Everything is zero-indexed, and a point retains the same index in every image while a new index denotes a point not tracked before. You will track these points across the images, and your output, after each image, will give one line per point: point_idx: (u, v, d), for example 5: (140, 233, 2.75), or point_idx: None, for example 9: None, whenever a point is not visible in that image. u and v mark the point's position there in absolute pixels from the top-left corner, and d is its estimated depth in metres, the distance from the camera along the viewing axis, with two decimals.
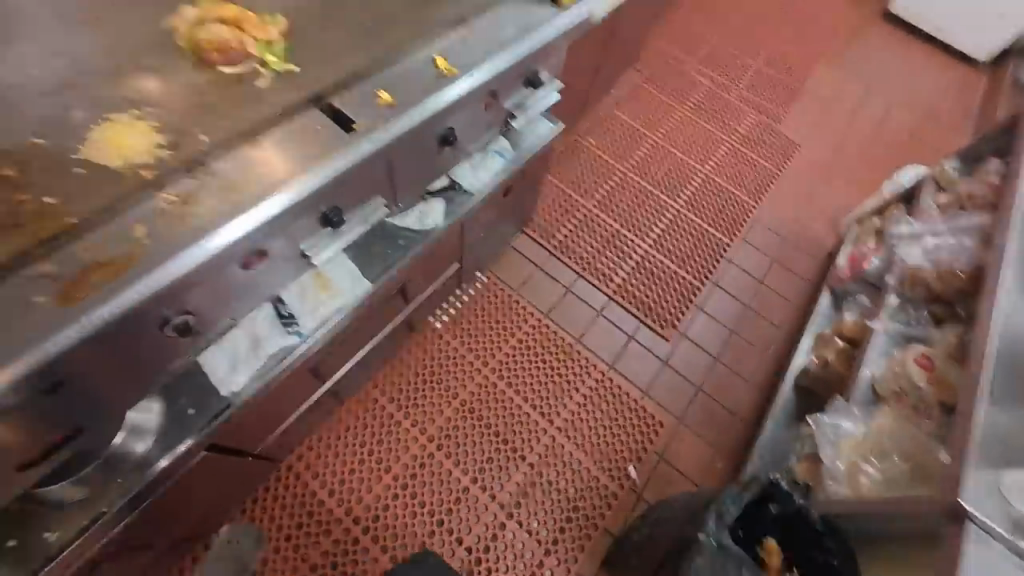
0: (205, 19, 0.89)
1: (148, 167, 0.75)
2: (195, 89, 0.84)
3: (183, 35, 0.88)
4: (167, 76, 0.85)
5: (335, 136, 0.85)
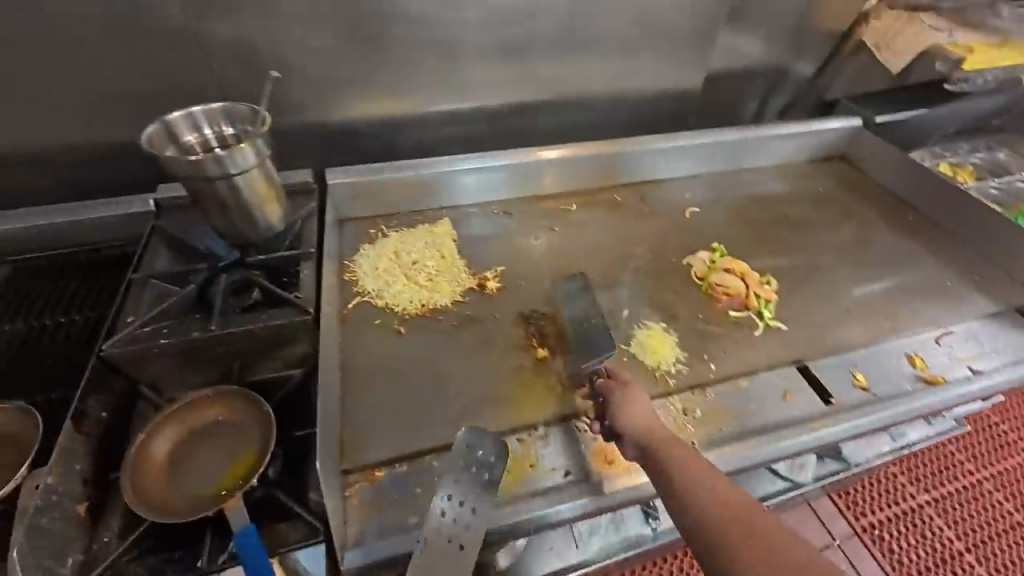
0: (719, 267, 1.09)
1: (673, 374, 0.92)
2: (703, 320, 1.02)
3: (703, 276, 1.09)
4: (687, 303, 1.05)
5: (816, 404, 0.89)
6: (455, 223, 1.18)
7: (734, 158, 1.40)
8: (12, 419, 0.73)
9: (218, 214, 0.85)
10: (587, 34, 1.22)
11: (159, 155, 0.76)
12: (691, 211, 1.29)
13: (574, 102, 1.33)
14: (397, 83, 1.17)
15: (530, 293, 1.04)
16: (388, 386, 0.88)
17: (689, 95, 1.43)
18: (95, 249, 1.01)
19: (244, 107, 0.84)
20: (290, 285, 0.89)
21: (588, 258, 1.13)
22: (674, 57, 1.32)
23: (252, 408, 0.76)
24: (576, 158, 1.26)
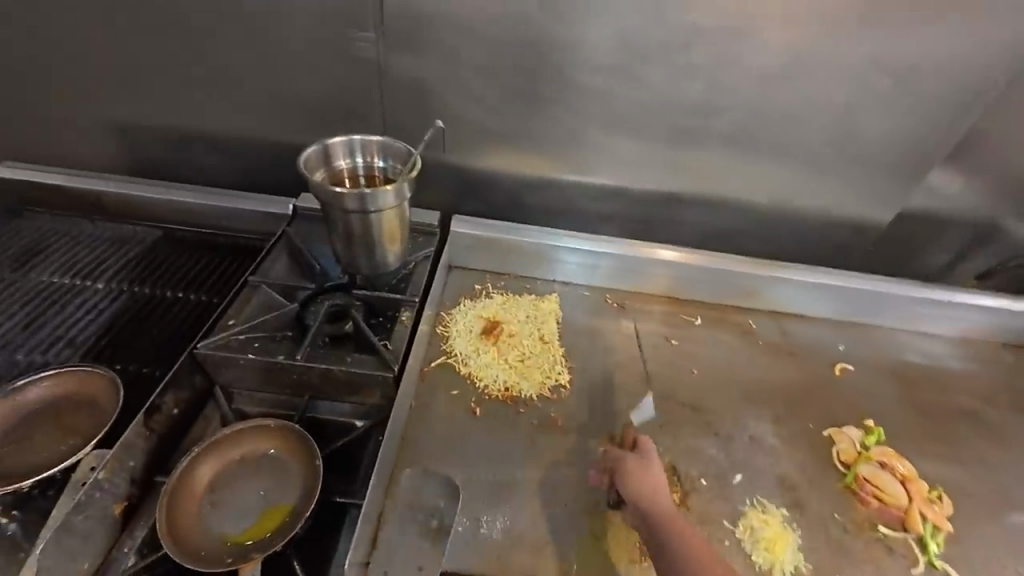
0: (876, 459, 0.86)
1: None
2: (838, 524, 0.80)
3: (850, 464, 0.86)
4: (818, 492, 0.83)
5: None
6: (563, 304, 1.09)
7: (884, 317, 1.15)
8: (103, 384, 0.74)
9: (345, 241, 0.86)
10: (769, 140, 1.10)
11: (310, 181, 0.79)
12: (843, 368, 1.06)
13: (730, 206, 1.20)
14: (548, 149, 1.13)
15: (627, 411, 0.90)
16: (444, 473, 0.79)
17: (867, 230, 1.23)
18: (233, 235, 1.07)
19: (400, 146, 0.83)
20: (384, 330, 0.85)
21: (703, 389, 0.96)
22: (862, 185, 1.16)
23: (302, 452, 0.70)
24: (717, 271, 1.11)
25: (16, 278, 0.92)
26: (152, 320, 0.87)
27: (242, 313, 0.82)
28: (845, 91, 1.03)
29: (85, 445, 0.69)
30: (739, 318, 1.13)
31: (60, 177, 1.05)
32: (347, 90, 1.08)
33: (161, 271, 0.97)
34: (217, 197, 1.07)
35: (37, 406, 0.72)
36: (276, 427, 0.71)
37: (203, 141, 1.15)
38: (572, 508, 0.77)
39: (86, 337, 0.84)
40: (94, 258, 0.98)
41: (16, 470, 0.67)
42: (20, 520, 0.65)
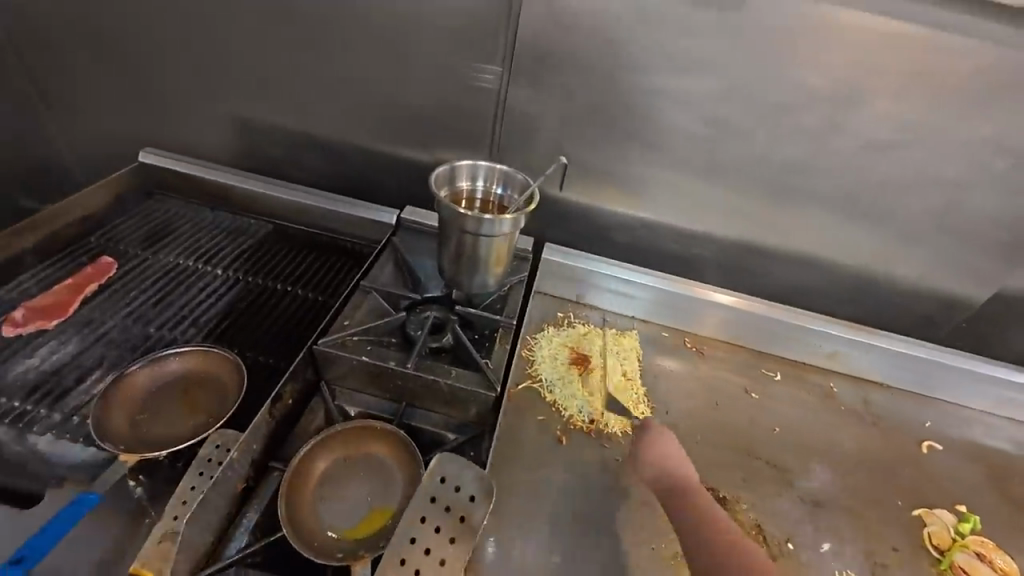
0: (971, 549, 0.84)
1: None
2: None
3: (944, 550, 0.84)
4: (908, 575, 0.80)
5: None
6: (643, 343, 1.10)
7: (969, 398, 1.11)
8: (229, 367, 0.78)
9: (455, 259, 0.90)
10: (870, 204, 1.11)
11: (438, 199, 0.83)
12: (930, 446, 1.02)
13: (816, 264, 1.21)
14: (644, 190, 1.17)
15: (709, 461, 0.90)
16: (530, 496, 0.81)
17: (959, 306, 1.20)
18: (339, 238, 1.14)
19: (521, 177, 0.88)
20: (483, 348, 0.87)
21: (785, 447, 0.95)
22: (960, 260, 1.14)
23: (407, 459, 0.73)
24: (800, 329, 1.11)
25: (146, 255, 0.99)
26: (265, 311, 0.93)
27: (354, 316, 0.87)
28: (956, 166, 1.04)
29: (211, 422, 0.73)
30: (819, 377, 1.12)
31: (193, 167, 1.15)
32: (462, 114, 1.14)
33: (273, 264, 1.04)
34: (329, 202, 1.15)
35: (169, 378, 0.77)
36: (382, 427, 0.74)
37: (319, 148, 1.23)
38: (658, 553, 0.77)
39: (208, 319, 0.90)
40: (214, 244, 1.06)
41: (146, 437, 0.71)
42: (147, 485, 0.68)
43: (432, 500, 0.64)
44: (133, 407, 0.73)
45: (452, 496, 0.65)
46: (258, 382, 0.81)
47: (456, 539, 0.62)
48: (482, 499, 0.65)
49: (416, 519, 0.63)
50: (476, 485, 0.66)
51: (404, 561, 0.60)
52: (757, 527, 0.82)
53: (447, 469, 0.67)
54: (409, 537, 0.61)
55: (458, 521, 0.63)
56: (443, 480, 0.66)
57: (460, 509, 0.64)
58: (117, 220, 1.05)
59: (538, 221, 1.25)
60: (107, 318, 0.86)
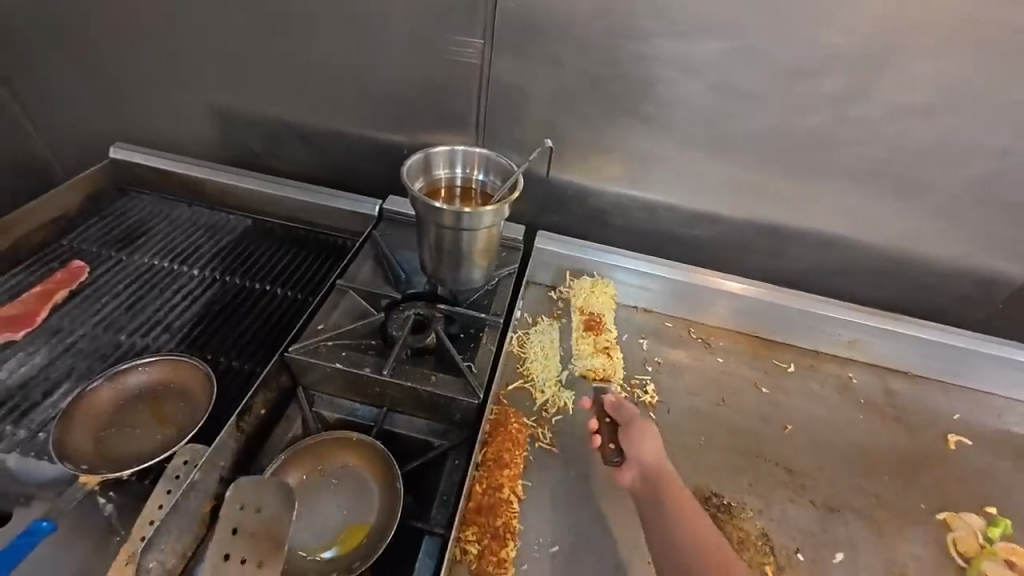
0: (1000, 557, 0.77)
1: None
2: None
3: (970, 557, 0.77)
4: None
5: None
6: (645, 335, 1.03)
7: (1004, 386, 1.02)
8: (198, 377, 0.75)
9: (435, 252, 0.83)
10: (896, 176, 1.00)
11: (412, 188, 0.77)
12: (958, 441, 0.94)
13: (837, 244, 1.10)
14: (645, 170, 1.08)
15: (714, 463, 0.83)
16: (491, 529, 0.69)
17: (996, 287, 1.10)
18: (321, 232, 1.08)
19: (503, 162, 0.81)
20: (467, 349, 0.82)
21: (797, 446, 0.88)
22: (998, 235, 1.03)
23: (383, 471, 0.69)
24: (818, 317, 1.02)
25: (119, 256, 0.95)
26: (242, 313, 0.89)
27: (329, 317, 0.82)
28: (1001, 130, 0.92)
29: (181, 436, 0.70)
30: (836, 366, 1.04)
31: (169, 160, 1.10)
32: (447, 89, 1.05)
33: (251, 261, 1.00)
34: (309, 191, 1.09)
35: (137, 391, 0.73)
36: (353, 435, 0.71)
37: (296, 134, 1.16)
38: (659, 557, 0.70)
39: (182, 323, 0.86)
40: (192, 242, 1.01)
41: (113, 451, 0.68)
42: (116, 502, 0.67)
43: (238, 534, 0.57)
44: (97, 423, 0.70)
45: (254, 522, 0.58)
46: (231, 392, 0.77)
47: (263, 561, 0.56)
48: (285, 510, 0.59)
49: (222, 556, 0.56)
50: (276, 503, 0.59)
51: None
52: (764, 534, 0.75)
53: (247, 494, 0.60)
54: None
55: (267, 541, 0.57)
56: (242, 508, 0.59)
57: (264, 526, 0.58)
58: (88, 221, 1.01)
59: (533, 204, 1.16)
60: (77, 327, 0.82)
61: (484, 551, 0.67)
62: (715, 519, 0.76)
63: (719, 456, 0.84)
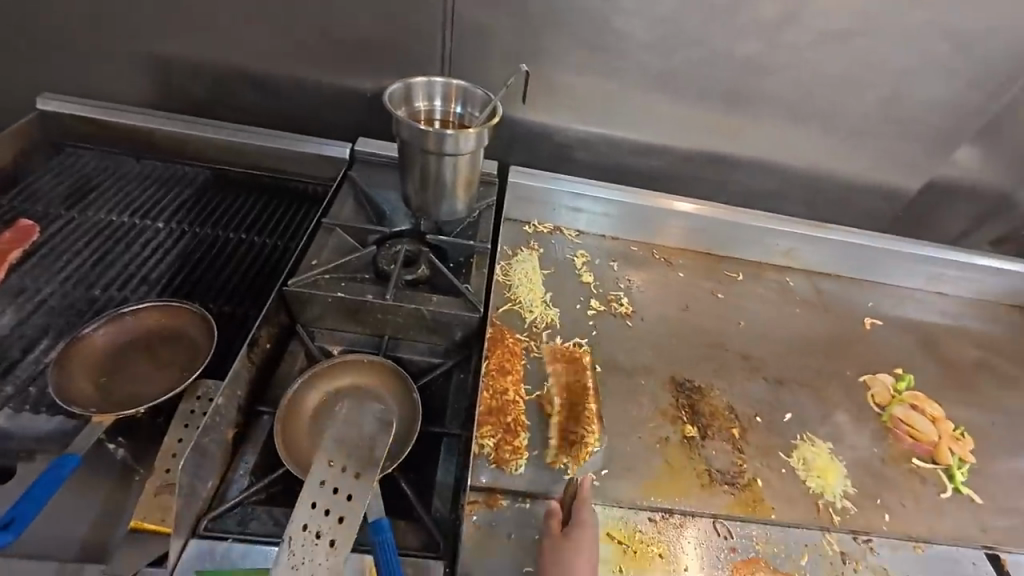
0: (907, 402, 0.95)
1: (837, 509, 0.79)
2: (878, 455, 0.88)
3: (885, 405, 0.94)
4: (857, 432, 0.90)
5: None
6: (615, 259, 1.12)
7: (906, 278, 1.22)
8: (195, 320, 0.74)
9: (420, 183, 0.85)
10: (820, 100, 1.14)
11: (396, 117, 0.78)
12: (872, 323, 1.13)
13: (773, 166, 1.24)
14: (604, 104, 1.14)
15: (684, 358, 0.95)
16: (503, 424, 0.76)
17: (898, 196, 1.29)
18: (290, 180, 1.06)
19: (480, 91, 0.84)
20: (460, 274, 0.87)
21: (750, 338, 1.02)
22: (900, 149, 1.21)
23: (398, 386, 0.74)
24: (760, 230, 1.16)
25: (72, 214, 0.89)
26: (223, 261, 0.88)
27: (320, 254, 0.83)
28: (901, 54, 1.07)
29: (186, 375, 0.70)
30: (776, 273, 1.19)
31: (108, 112, 1.02)
32: (408, 26, 1.04)
33: (221, 212, 0.96)
34: (272, 139, 1.05)
35: (129, 338, 0.72)
36: (364, 357, 0.75)
37: (247, 80, 1.10)
38: (646, 432, 0.81)
39: (160, 274, 0.84)
40: (151, 197, 0.96)
41: (119, 395, 0.67)
42: (127, 446, 0.67)
43: (336, 448, 0.60)
44: (96, 372, 0.68)
45: (352, 444, 0.60)
46: (230, 334, 0.77)
47: (360, 473, 0.59)
48: (384, 435, 0.61)
49: (324, 461, 0.59)
50: (374, 427, 0.62)
51: (315, 503, 0.56)
52: (729, 407, 0.88)
53: (351, 417, 0.63)
54: (316, 480, 0.57)
55: (366, 454, 0.60)
56: (344, 430, 0.61)
57: (365, 443, 0.61)
58: (25, 179, 0.93)
59: (500, 145, 1.20)
60: (43, 285, 0.78)
61: (497, 443, 0.74)
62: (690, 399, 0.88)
63: (689, 351, 0.96)
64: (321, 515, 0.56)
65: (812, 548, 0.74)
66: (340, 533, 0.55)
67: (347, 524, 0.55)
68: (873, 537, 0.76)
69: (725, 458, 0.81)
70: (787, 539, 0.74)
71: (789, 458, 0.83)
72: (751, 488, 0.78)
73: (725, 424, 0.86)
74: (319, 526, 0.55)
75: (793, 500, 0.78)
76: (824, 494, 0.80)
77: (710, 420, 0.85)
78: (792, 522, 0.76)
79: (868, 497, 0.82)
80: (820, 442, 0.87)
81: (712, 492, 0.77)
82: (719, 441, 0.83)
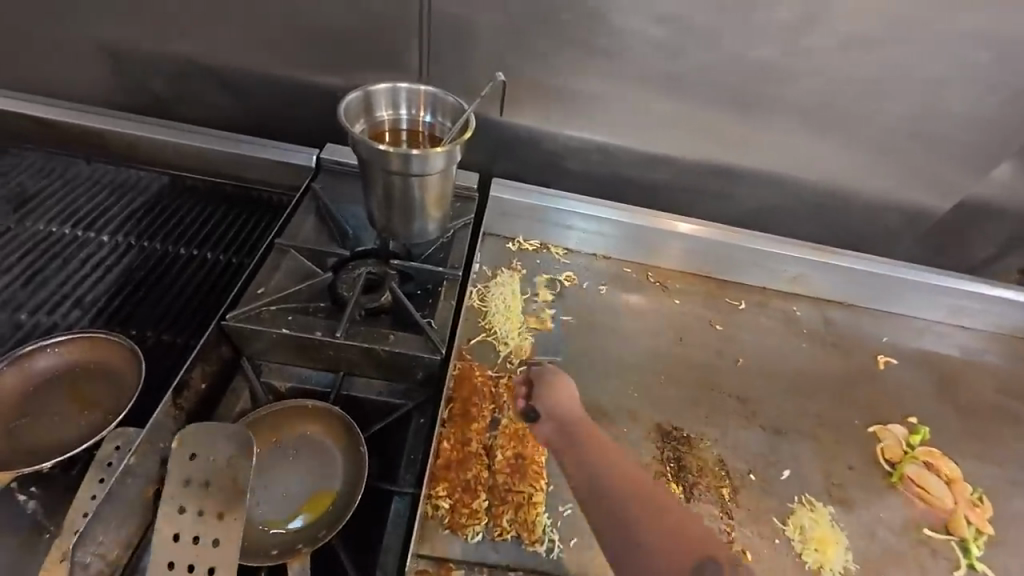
0: (920, 459, 0.86)
1: None
2: (885, 521, 0.79)
3: (895, 463, 0.85)
4: (861, 492, 0.81)
5: None
6: (604, 282, 1.03)
7: (925, 310, 1.12)
8: (123, 356, 0.67)
9: (384, 203, 0.76)
10: (842, 112, 1.02)
11: (352, 130, 0.69)
12: (885, 361, 1.03)
13: (785, 183, 1.13)
14: (601, 110, 1.04)
15: (673, 400, 0.86)
16: (462, 482, 0.68)
17: (923, 219, 1.17)
18: (253, 187, 0.97)
19: (452, 101, 0.74)
20: (425, 306, 0.78)
21: (749, 378, 0.93)
22: (928, 168, 1.09)
23: (343, 437, 0.66)
24: (766, 255, 1.06)
25: (7, 224, 0.82)
26: (168, 282, 0.80)
27: (269, 281, 0.75)
28: (937, 62, 0.95)
29: (110, 420, 0.63)
30: (782, 301, 1.09)
31: (57, 110, 0.94)
32: (383, 20, 0.94)
33: (173, 223, 0.88)
34: (232, 143, 0.96)
35: (49, 375, 0.65)
36: (308, 403, 0.67)
37: (209, 76, 1.01)
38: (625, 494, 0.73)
39: (96, 296, 0.76)
40: (98, 205, 0.88)
41: (30, 443, 0.61)
42: (40, 498, 0.60)
43: (191, 480, 0.55)
44: (6, 415, 0.61)
45: (207, 469, 0.55)
46: (166, 369, 0.70)
47: (223, 512, 0.54)
48: (243, 456, 0.56)
49: (176, 509, 0.54)
50: (230, 449, 0.56)
51: (174, 561, 0.52)
52: (720, 461, 0.80)
53: (197, 442, 0.56)
54: (169, 534, 0.53)
55: (227, 492, 0.55)
56: (193, 456, 0.56)
57: (220, 476, 0.55)
58: None
59: (486, 152, 1.10)
60: None
61: (456, 505, 0.67)
62: (676, 452, 0.79)
63: (678, 392, 0.87)
64: (190, 546, 0.53)
65: None
66: (217, 558, 0.53)
67: (223, 546, 0.53)
68: None
69: (712, 525, 0.73)
70: None
71: (784, 525, 0.75)
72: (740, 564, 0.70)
73: (713, 481, 0.77)
74: (191, 557, 0.52)
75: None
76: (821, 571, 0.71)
77: (697, 478, 0.77)
78: None
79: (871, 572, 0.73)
80: (820, 505, 0.78)
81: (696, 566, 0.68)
82: (706, 502, 0.75)
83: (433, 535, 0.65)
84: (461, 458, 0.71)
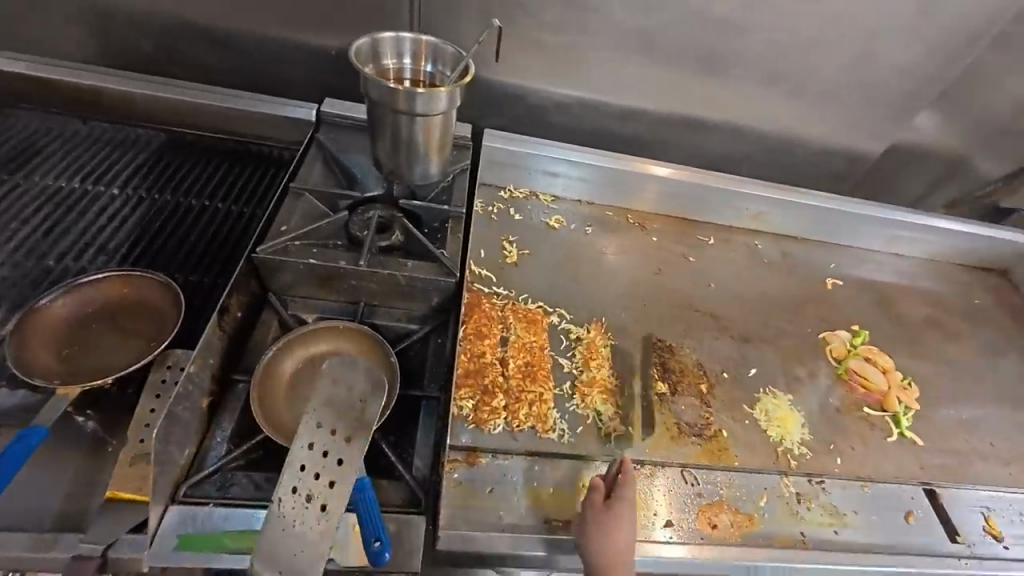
0: (861, 355, 1.01)
1: (795, 455, 0.85)
2: (834, 406, 0.94)
3: (841, 359, 1.00)
4: (814, 384, 0.96)
5: (940, 539, 0.81)
6: (590, 224, 1.13)
7: (866, 239, 1.27)
8: (159, 290, 0.72)
9: (391, 147, 0.83)
10: (792, 63, 1.14)
11: (363, 74, 0.75)
12: (833, 283, 1.18)
13: (745, 130, 1.25)
14: (581, 65, 1.12)
15: (656, 319, 0.98)
16: (482, 387, 0.78)
17: (863, 160, 1.32)
18: (253, 142, 1.01)
19: (452, 50, 0.81)
20: (435, 240, 0.86)
21: (719, 299, 1.06)
22: (867, 113, 1.23)
23: (374, 350, 0.73)
24: (731, 194, 1.18)
25: (15, 179, 0.83)
26: (186, 229, 0.84)
27: (289, 220, 0.81)
28: (871, 15, 1.08)
29: (154, 346, 0.68)
30: (746, 236, 1.22)
31: (47, 68, 0.94)
32: None
33: (180, 177, 0.92)
34: (230, 99, 1.00)
35: (91, 309, 0.70)
36: (338, 323, 0.73)
37: (199, 34, 1.03)
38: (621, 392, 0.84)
39: (119, 243, 0.80)
40: (102, 160, 0.90)
41: (83, 368, 0.66)
42: (97, 418, 0.65)
43: (327, 404, 0.55)
44: (56, 344, 0.66)
45: (344, 398, 0.56)
46: (199, 304, 0.75)
47: (350, 437, 0.55)
48: (376, 394, 0.57)
49: (312, 423, 0.55)
50: (367, 386, 0.57)
51: (304, 466, 0.53)
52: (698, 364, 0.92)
53: (341, 372, 0.57)
54: (304, 442, 0.54)
55: (352, 417, 0.56)
56: (335, 383, 0.56)
57: (352, 405, 0.56)
58: None
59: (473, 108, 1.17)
60: None
61: (477, 405, 0.76)
62: (661, 359, 0.91)
63: (660, 313, 0.99)
64: (318, 457, 0.54)
65: (770, 489, 0.80)
66: (340, 473, 0.54)
67: (346, 466, 0.54)
68: (826, 479, 0.83)
69: (693, 413, 0.85)
70: (749, 485, 0.79)
71: (752, 411, 0.88)
72: (718, 441, 0.83)
73: (693, 380, 0.90)
74: (317, 468, 0.54)
75: (755, 449, 0.84)
76: (782, 443, 0.85)
77: (679, 377, 0.89)
78: (753, 468, 0.81)
79: (823, 443, 0.88)
80: (782, 395, 0.92)
81: (682, 444, 0.81)
82: (688, 396, 0.87)
83: (460, 430, 0.74)
84: (477, 369, 0.80)
